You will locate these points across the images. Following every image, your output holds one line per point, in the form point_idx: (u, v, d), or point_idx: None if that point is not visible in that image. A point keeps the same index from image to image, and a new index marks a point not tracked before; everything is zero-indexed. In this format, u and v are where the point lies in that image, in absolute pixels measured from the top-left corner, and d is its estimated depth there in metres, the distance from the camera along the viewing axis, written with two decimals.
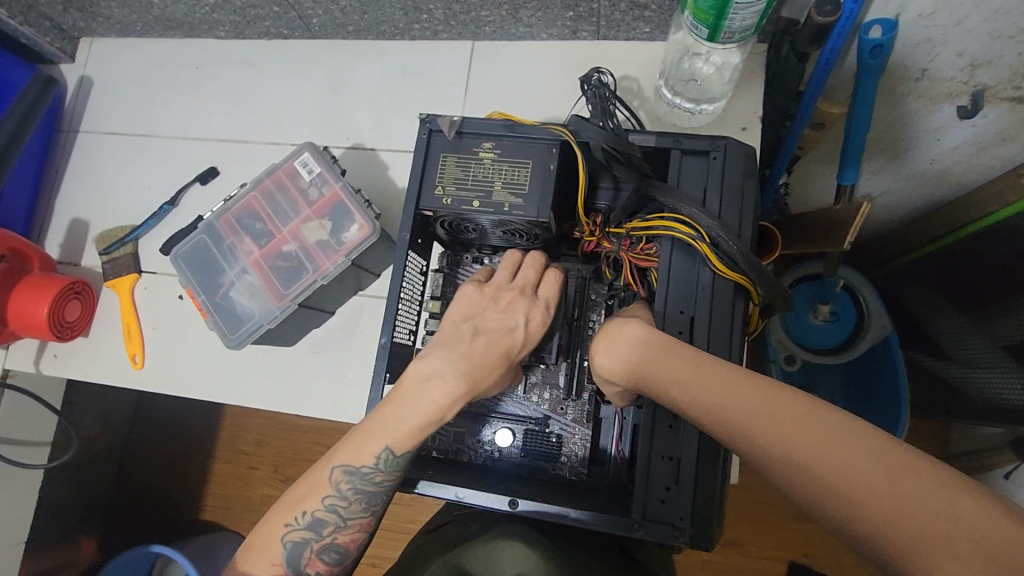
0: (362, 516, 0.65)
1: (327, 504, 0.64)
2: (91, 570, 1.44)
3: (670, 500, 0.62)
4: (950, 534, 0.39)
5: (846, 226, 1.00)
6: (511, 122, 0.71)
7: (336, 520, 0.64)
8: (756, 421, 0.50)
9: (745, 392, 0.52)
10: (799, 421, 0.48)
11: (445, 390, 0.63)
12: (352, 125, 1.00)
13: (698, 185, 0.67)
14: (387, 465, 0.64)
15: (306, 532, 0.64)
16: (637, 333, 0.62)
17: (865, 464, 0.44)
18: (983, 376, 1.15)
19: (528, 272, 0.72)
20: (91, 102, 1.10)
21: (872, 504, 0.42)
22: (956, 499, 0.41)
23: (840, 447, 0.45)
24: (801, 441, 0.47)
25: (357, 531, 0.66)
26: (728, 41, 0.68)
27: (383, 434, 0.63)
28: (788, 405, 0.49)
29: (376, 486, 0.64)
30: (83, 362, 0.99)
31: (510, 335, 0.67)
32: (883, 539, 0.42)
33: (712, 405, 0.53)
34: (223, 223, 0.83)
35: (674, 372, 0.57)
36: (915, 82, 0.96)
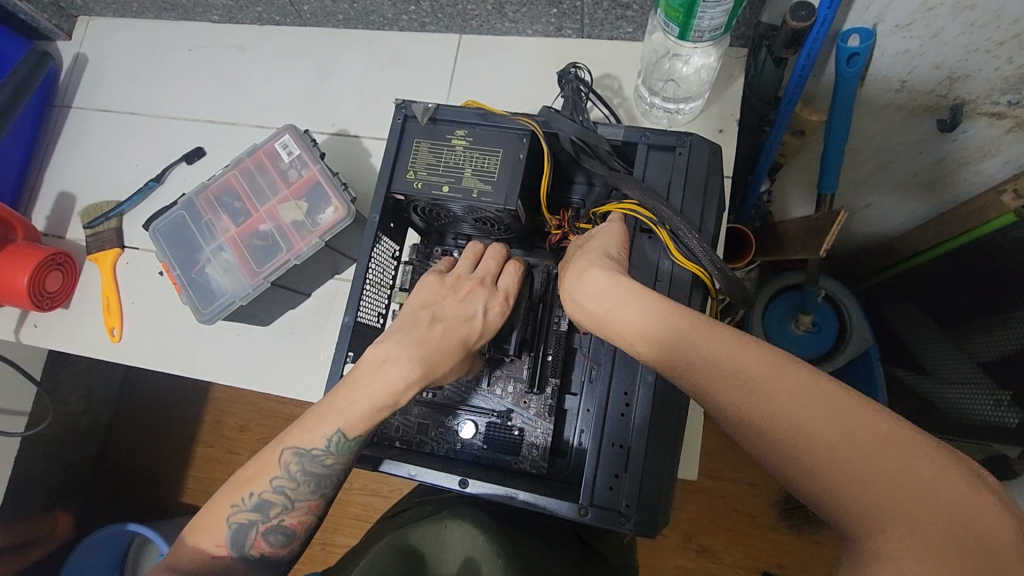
0: (309, 499, 0.66)
1: (274, 485, 0.65)
2: (69, 545, 1.45)
3: (618, 486, 0.63)
4: (908, 500, 0.37)
5: (824, 234, 1.02)
6: (485, 111, 0.73)
7: (283, 502, 0.65)
8: (726, 379, 0.46)
9: (714, 347, 0.48)
10: (765, 376, 0.44)
11: (400, 373, 0.63)
12: (338, 111, 1.02)
13: (663, 179, 0.68)
14: (337, 447, 0.64)
15: (252, 514, 0.65)
16: (608, 284, 0.58)
17: (840, 428, 0.40)
18: (956, 392, 1.15)
19: (488, 263, 0.73)
20: (85, 79, 1.12)
21: (829, 465, 0.39)
22: (924, 463, 0.37)
23: (812, 409, 0.41)
24: (774, 399, 0.43)
25: (305, 513, 0.66)
26: (699, 39, 0.69)
27: (336, 416, 0.64)
28: (753, 355, 0.46)
29: (325, 468, 0.65)
30: (63, 333, 1.01)
31: (468, 324, 0.66)
32: (837, 500, 0.39)
33: (674, 357, 0.50)
34: (202, 200, 0.85)
35: (647, 327, 0.54)
36: (893, 93, 0.97)
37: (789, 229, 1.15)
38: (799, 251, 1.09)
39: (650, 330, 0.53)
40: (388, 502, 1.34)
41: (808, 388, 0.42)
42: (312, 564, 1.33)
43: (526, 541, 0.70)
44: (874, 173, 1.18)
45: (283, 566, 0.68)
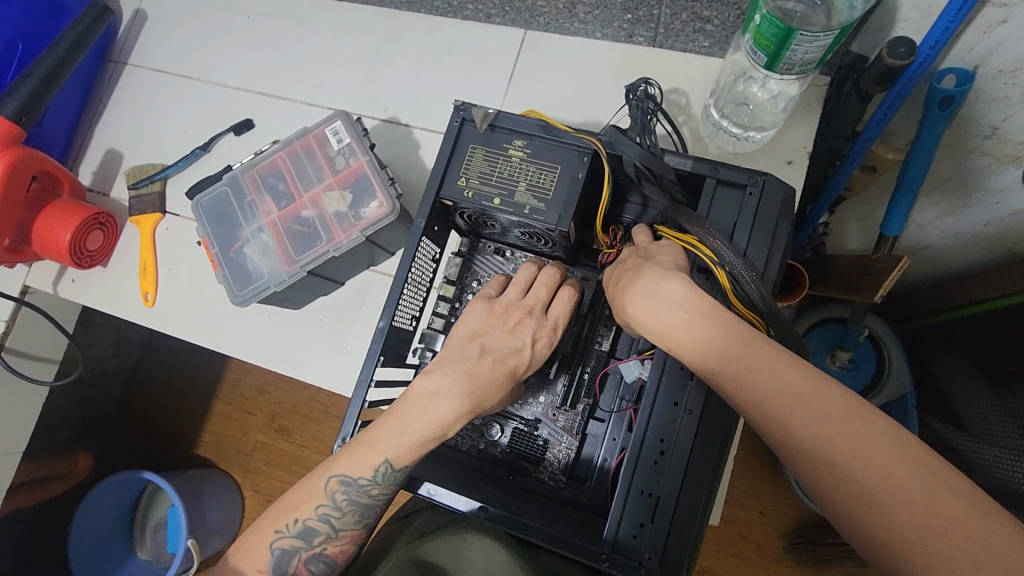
0: (352, 529, 0.65)
1: (319, 514, 0.64)
2: (86, 484, 1.50)
3: (642, 536, 0.61)
4: (982, 561, 0.37)
5: (883, 278, 0.95)
6: (547, 123, 0.69)
7: (327, 530, 0.64)
8: (804, 413, 0.45)
9: (788, 374, 0.47)
10: (843, 415, 0.44)
11: (449, 406, 0.62)
12: (390, 97, 0.99)
13: (729, 218, 0.64)
14: (384, 478, 0.63)
15: (296, 540, 0.64)
16: (685, 294, 0.55)
17: (899, 467, 0.41)
18: (993, 454, 1.07)
19: (539, 289, 0.70)
20: (142, 36, 1.10)
21: (903, 515, 0.40)
22: (999, 527, 0.38)
23: (891, 456, 0.41)
24: (830, 435, 0.44)
25: (347, 543, 0.66)
26: (787, 72, 0.64)
27: (385, 445, 0.63)
28: (829, 392, 0.45)
29: (372, 498, 0.65)
30: (100, 290, 1.02)
31: (516, 356, 0.65)
32: (906, 550, 0.39)
33: (744, 378, 0.49)
34: (247, 178, 0.83)
35: (709, 336, 0.52)
36: (982, 139, 0.90)
37: (843, 265, 1.09)
38: (847, 290, 1.04)
39: (714, 338, 0.52)
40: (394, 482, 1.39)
41: (877, 426, 0.43)
42: None
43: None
44: (942, 217, 1.10)
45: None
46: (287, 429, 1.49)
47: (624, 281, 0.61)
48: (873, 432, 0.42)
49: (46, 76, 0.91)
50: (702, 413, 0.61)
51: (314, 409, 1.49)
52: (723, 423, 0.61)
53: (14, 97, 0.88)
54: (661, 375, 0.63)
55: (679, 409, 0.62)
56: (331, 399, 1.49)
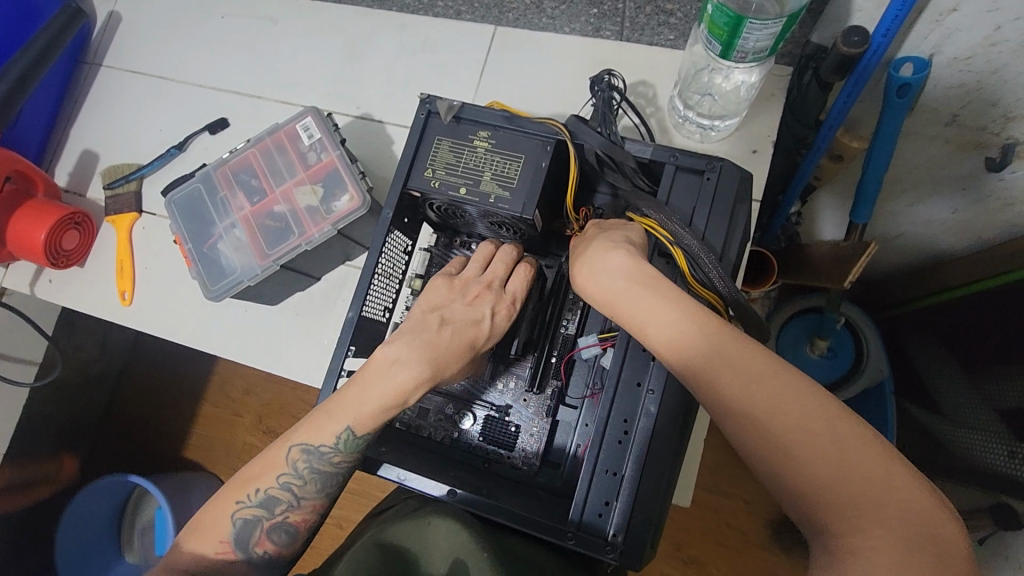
0: (314, 498, 0.67)
1: (280, 483, 0.65)
2: (73, 487, 1.50)
3: (608, 513, 0.62)
4: (881, 504, 0.42)
5: (852, 264, 0.98)
6: (511, 114, 0.70)
7: (289, 499, 0.66)
8: (734, 374, 0.49)
9: (720, 339, 0.51)
10: (767, 376, 0.48)
11: (410, 373, 0.64)
12: (364, 94, 1.00)
13: (689, 203, 0.66)
14: (344, 445, 0.65)
15: (257, 511, 0.65)
16: (627, 265, 0.59)
17: (814, 421, 0.45)
18: (967, 436, 1.10)
19: (497, 266, 0.73)
20: (117, 38, 1.11)
21: (817, 465, 0.44)
22: (899, 474, 0.42)
23: (808, 412, 0.46)
24: (767, 398, 0.47)
25: (309, 513, 0.67)
26: (741, 61, 0.66)
27: (348, 413, 0.65)
28: (756, 354, 0.50)
29: (332, 467, 0.66)
30: (77, 290, 1.02)
31: (476, 328, 0.68)
32: (818, 497, 0.44)
33: (681, 344, 0.53)
34: (219, 175, 0.84)
35: (649, 304, 0.56)
36: (943, 126, 0.92)
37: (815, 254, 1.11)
38: (824, 279, 1.06)
39: (654, 307, 0.56)
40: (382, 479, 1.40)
41: (798, 385, 0.47)
42: None
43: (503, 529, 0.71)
44: (911, 205, 1.13)
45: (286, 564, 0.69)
46: (274, 429, 1.49)
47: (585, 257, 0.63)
48: (794, 391, 0.47)
49: (19, 77, 0.92)
50: (664, 392, 0.63)
51: (302, 409, 1.49)
52: (686, 401, 0.63)
53: None
54: (624, 359, 0.65)
55: (642, 389, 0.64)
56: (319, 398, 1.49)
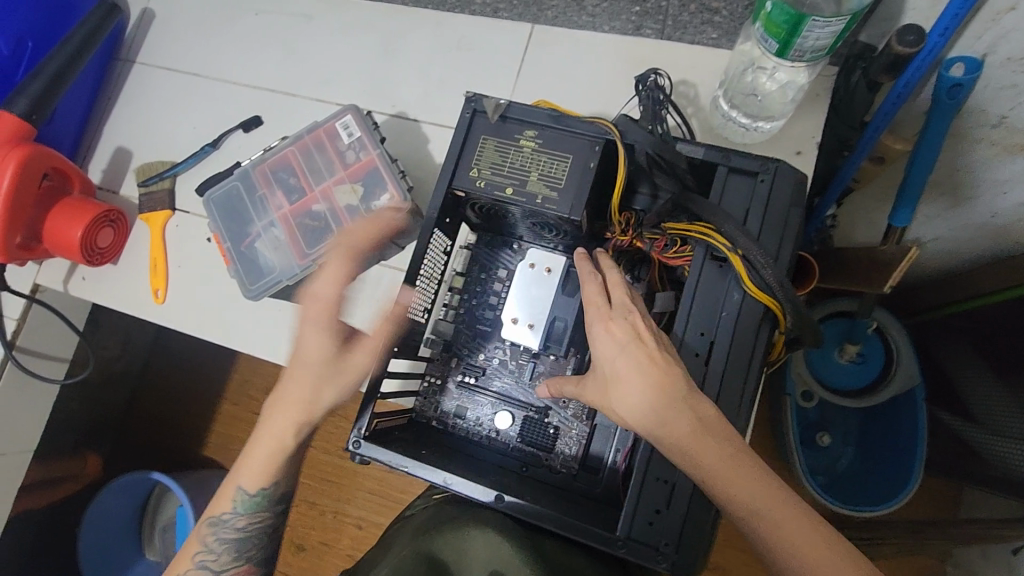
0: (236, 565, 0.75)
1: (198, 561, 0.74)
2: (94, 485, 1.50)
3: (658, 522, 0.61)
4: None
5: (892, 269, 0.94)
6: (558, 113, 0.69)
7: (231, 532, 0.74)
8: (742, 495, 0.53)
9: (727, 460, 0.54)
10: (770, 497, 0.52)
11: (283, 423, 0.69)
12: (399, 93, 0.99)
13: (741, 205, 0.64)
14: (241, 508, 0.73)
15: (209, 551, 0.74)
16: (642, 384, 0.57)
17: (815, 546, 0.50)
18: (1008, 447, 1.09)
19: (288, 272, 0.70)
20: (150, 35, 1.11)
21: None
22: None
23: (809, 536, 0.50)
24: (757, 506, 0.52)
25: (253, 538, 0.75)
26: (797, 59, 0.64)
27: (262, 476, 0.72)
28: (758, 478, 0.53)
29: (253, 501, 0.73)
30: (110, 288, 1.02)
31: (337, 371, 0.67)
32: None
33: (695, 462, 0.55)
34: (257, 173, 0.84)
35: (665, 420, 0.56)
36: (989, 128, 0.90)
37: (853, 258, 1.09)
38: (859, 283, 1.04)
39: (671, 423, 0.56)
40: (401, 481, 1.41)
41: (795, 510, 0.52)
42: (323, 531, 1.41)
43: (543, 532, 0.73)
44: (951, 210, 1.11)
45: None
46: None
47: (600, 340, 0.60)
48: (793, 516, 0.51)
49: (55, 74, 0.91)
50: (716, 398, 0.62)
51: None
52: (741, 407, 0.62)
53: (24, 96, 0.89)
54: None
55: None
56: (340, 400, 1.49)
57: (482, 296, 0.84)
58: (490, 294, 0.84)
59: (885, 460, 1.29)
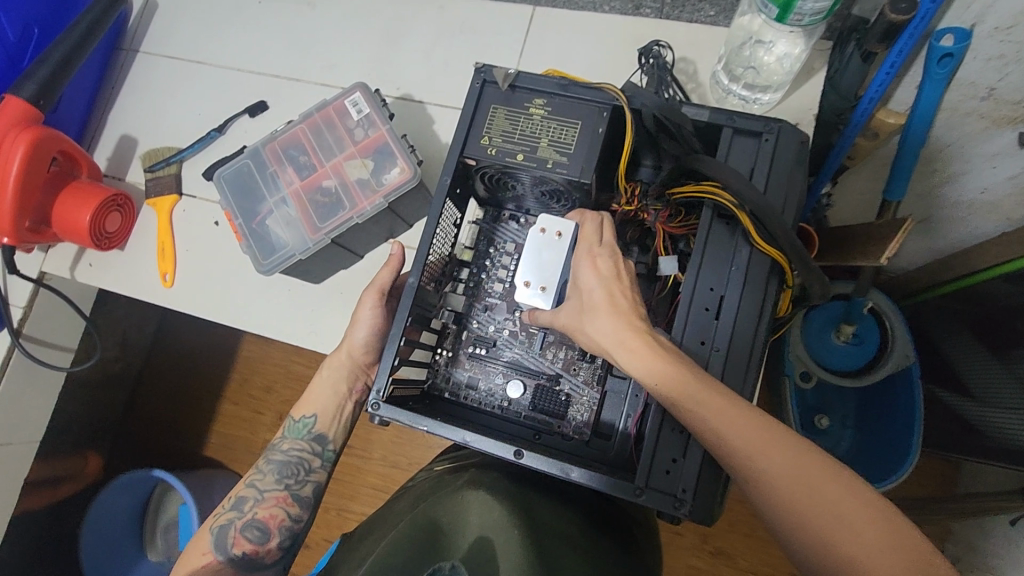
0: (275, 490, 0.83)
1: (248, 482, 0.84)
2: (95, 483, 1.49)
3: (676, 470, 0.62)
4: (885, 554, 0.48)
5: (889, 240, 0.95)
6: (566, 81, 0.71)
7: (255, 495, 0.82)
8: (745, 440, 0.54)
9: (725, 408, 0.55)
10: (771, 441, 0.53)
11: (326, 371, 0.88)
12: (404, 76, 1.01)
13: (746, 163, 0.66)
14: (291, 431, 0.87)
15: (231, 514, 0.82)
16: (641, 342, 0.61)
17: (815, 482, 0.51)
18: (1003, 417, 1.12)
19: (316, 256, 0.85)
20: (154, 24, 1.12)
21: (820, 521, 0.50)
22: (894, 525, 0.49)
23: (812, 476, 0.51)
24: (757, 447, 0.53)
25: (273, 505, 0.82)
26: (797, 23, 0.67)
27: (313, 404, 0.87)
28: (756, 423, 0.54)
29: (286, 454, 0.85)
30: (118, 273, 1.02)
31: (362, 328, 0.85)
32: (829, 549, 0.49)
33: (694, 412, 0.56)
34: (269, 151, 0.85)
35: (663, 372, 0.58)
36: (978, 102, 0.92)
37: (848, 233, 1.11)
38: (861, 249, 1.03)
39: (669, 377, 0.58)
40: (404, 474, 1.41)
41: (797, 450, 0.53)
42: (327, 528, 1.40)
43: (541, 505, 0.74)
44: (942, 186, 1.13)
45: (266, 563, 0.82)
46: None
47: (585, 272, 0.67)
48: (794, 456, 0.52)
49: (63, 59, 0.92)
50: (729, 350, 0.63)
51: None
52: (753, 359, 0.63)
53: (31, 81, 0.89)
54: (685, 324, 0.64)
55: (706, 347, 0.63)
56: None
57: (491, 270, 0.86)
58: (500, 267, 0.85)
59: (882, 438, 1.31)
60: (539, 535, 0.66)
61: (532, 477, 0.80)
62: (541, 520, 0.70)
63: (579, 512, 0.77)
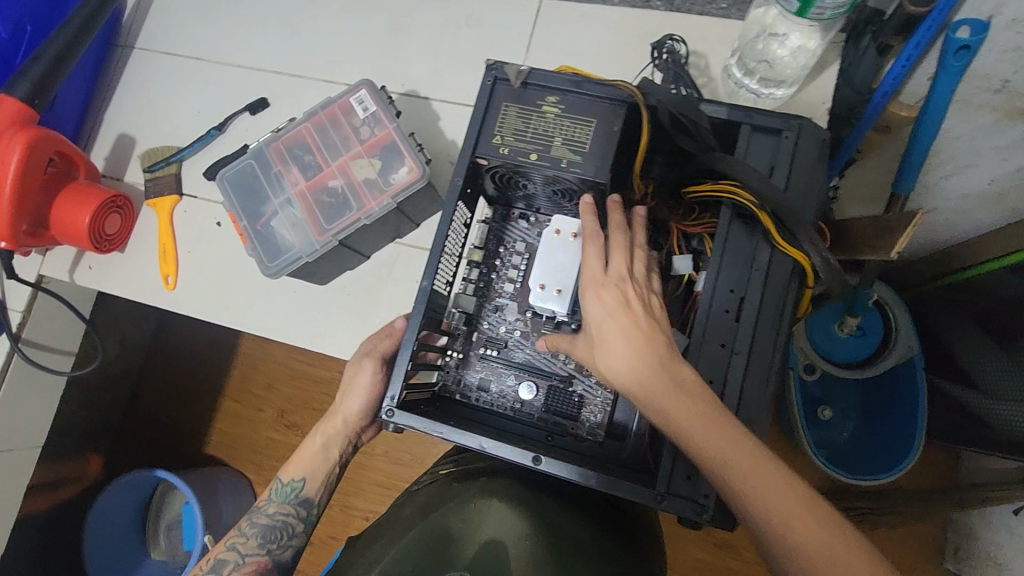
0: (257, 555, 0.81)
1: (229, 544, 0.82)
2: (96, 485, 1.48)
3: (696, 475, 0.62)
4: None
5: (897, 235, 0.94)
6: (579, 77, 0.69)
7: (235, 558, 0.81)
8: (731, 465, 0.54)
9: (712, 432, 0.55)
10: (755, 468, 0.53)
11: (319, 435, 0.86)
12: (408, 71, 0.98)
13: (765, 161, 0.65)
14: (277, 495, 0.85)
15: None
16: (640, 363, 0.59)
17: (797, 514, 0.51)
18: (1009, 408, 1.12)
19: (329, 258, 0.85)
20: (149, 19, 1.09)
21: (802, 550, 0.51)
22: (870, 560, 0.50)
23: (794, 506, 0.52)
24: (742, 474, 0.53)
25: (253, 570, 0.80)
26: (818, 17, 0.65)
27: (300, 467, 0.86)
28: (741, 449, 0.54)
29: (269, 518, 0.83)
30: (119, 275, 1.00)
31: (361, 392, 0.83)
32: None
33: (684, 432, 0.56)
34: (273, 151, 0.83)
35: (657, 392, 0.57)
36: (991, 94, 0.91)
37: (856, 228, 1.10)
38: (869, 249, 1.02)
39: (662, 399, 0.57)
40: (408, 472, 1.40)
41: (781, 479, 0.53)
42: (332, 526, 1.40)
43: (550, 503, 0.74)
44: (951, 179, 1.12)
45: None
46: (297, 423, 1.48)
47: (592, 302, 0.63)
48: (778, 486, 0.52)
49: (58, 56, 0.89)
50: (751, 352, 0.62)
51: (326, 403, 1.48)
52: (774, 362, 0.62)
53: (26, 79, 0.87)
54: (705, 326, 0.63)
55: (726, 350, 0.62)
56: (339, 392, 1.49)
57: (501, 270, 0.84)
58: (510, 267, 0.84)
59: (883, 432, 1.32)
60: (553, 542, 0.66)
61: (547, 478, 0.80)
62: (555, 524, 0.70)
63: (593, 510, 0.78)
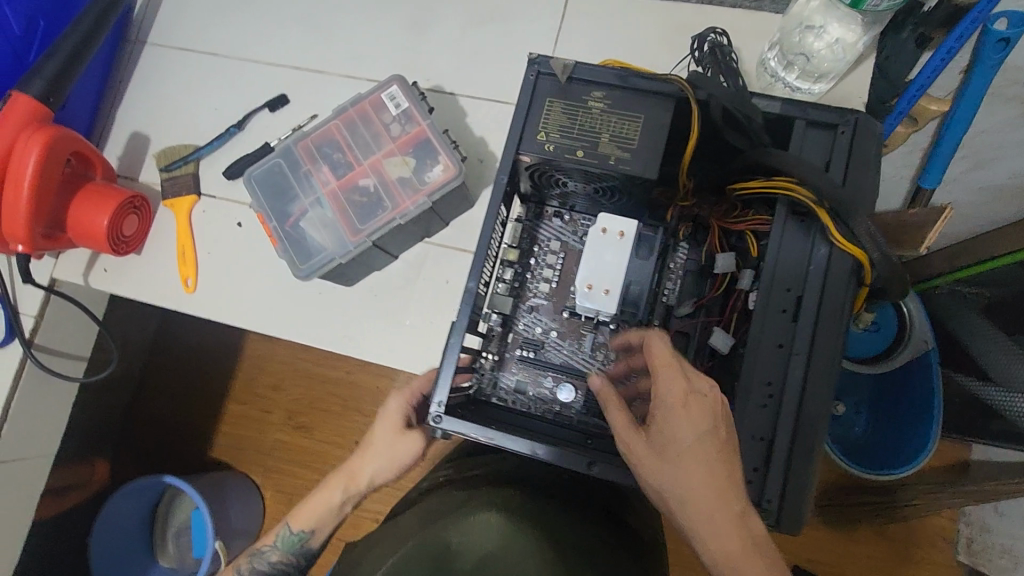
0: None
1: None
2: (102, 492, 1.44)
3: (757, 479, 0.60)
4: None
5: (927, 229, 0.93)
6: (625, 72, 0.68)
7: None
8: (742, 564, 0.50)
9: (724, 526, 0.51)
10: (762, 568, 0.50)
11: (334, 492, 0.80)
12: (433, 66, 0.96)
13: (819, 157, 0.64)
14: (282, 542, 0.80)
15: None
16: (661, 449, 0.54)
17: None
18: None
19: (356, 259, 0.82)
20: (161, 13, 1.06)
21: None
22: None
23: None
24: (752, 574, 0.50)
25: None
26: (874, 9, 0.64)
27: (310, 517, 0.80)
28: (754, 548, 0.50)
29: (269, 564, 0.80)
30: (134, 279, 0.97)
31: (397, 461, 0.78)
32: None
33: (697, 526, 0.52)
34: (301, 149, 0.80)
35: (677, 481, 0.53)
36: None
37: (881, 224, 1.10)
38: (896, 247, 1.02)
39: (680, 489, 0.53)
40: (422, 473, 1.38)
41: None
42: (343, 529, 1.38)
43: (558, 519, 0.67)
44: None
45: None
46: (306, 426, 1.46)
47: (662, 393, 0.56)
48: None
49: (72, 53, 0.86)
50: (811, 352, 0.60)
51: (335, 406, 1.46)
52: (836, 363, 0.60)
53: (39, 76, 0.83)
54: (760, 325, 0.62)
55: (784, 350, 0.61)
56: (350, 393, 1.46)
57: (536, 269, 0.82)
58: (545, 267, 0.82)
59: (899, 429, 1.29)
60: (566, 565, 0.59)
61: (562, 493, 0.74)
62: (567, 542, 0.63)
63: (611, 528, 0.71)
